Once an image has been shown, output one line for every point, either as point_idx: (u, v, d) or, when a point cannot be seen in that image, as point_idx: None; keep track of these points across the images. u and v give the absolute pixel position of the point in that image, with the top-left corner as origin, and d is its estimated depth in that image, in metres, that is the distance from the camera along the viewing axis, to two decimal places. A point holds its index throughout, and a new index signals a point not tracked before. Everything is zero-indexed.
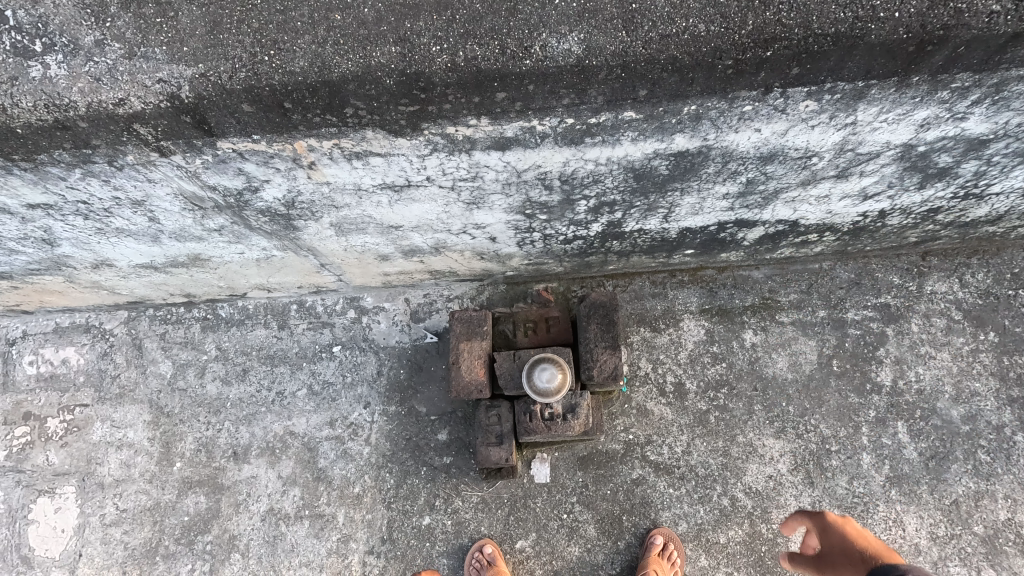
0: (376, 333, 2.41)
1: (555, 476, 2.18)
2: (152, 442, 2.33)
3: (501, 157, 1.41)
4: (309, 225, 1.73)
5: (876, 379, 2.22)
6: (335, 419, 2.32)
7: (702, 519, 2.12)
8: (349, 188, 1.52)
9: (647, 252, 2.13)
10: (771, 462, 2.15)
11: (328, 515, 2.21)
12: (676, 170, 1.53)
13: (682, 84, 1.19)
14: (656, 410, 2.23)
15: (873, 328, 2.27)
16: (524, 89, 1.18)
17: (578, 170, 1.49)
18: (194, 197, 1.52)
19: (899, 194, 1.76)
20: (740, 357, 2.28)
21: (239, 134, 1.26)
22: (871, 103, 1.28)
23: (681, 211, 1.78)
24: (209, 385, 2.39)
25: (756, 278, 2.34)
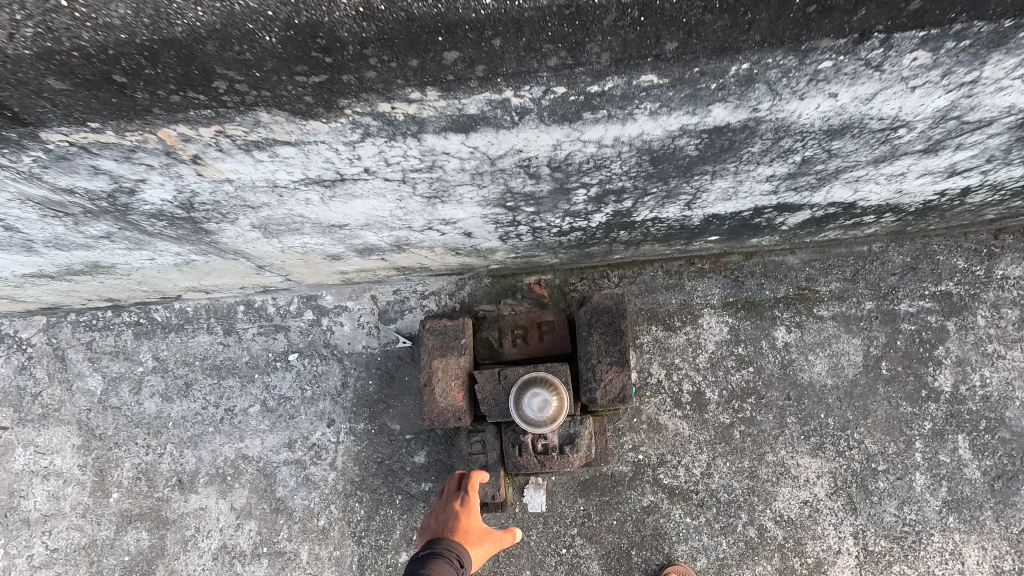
0: (339, 337, 2.04)
1: (552, 505, 1.87)
2: (85, 470, 2.01)
3: (463, 142, 0.99)
4: (224, 228, 1.33)
5: (932, 384, 1.87)
6: (295, 440, 1.99)
7: (724, 553, 1.82)
8: (261, 186, 1.11)
9: (662, 240, 1.73)
10: (806, 485, 1.83)
11: (290, 552, 1.92)
12: (709, 150, 1.11)
13: (731, 32, 0.77)
14: (670, 425, 1.89)
15: (931, 322, 1.90)
16: (487, 45, 0.76)
17: (574, 154, 1.08)
18: (50, 202, 1.12)
19: (996, 169, 1.34)
20: (771, 360, 1.91)
21: (66, 123, 0.85)
22: (1010, 52, 0.85)
23: (709, 197, 1.37)
24: (147, 402, 2.05)
25: (791, 264, 1.95)
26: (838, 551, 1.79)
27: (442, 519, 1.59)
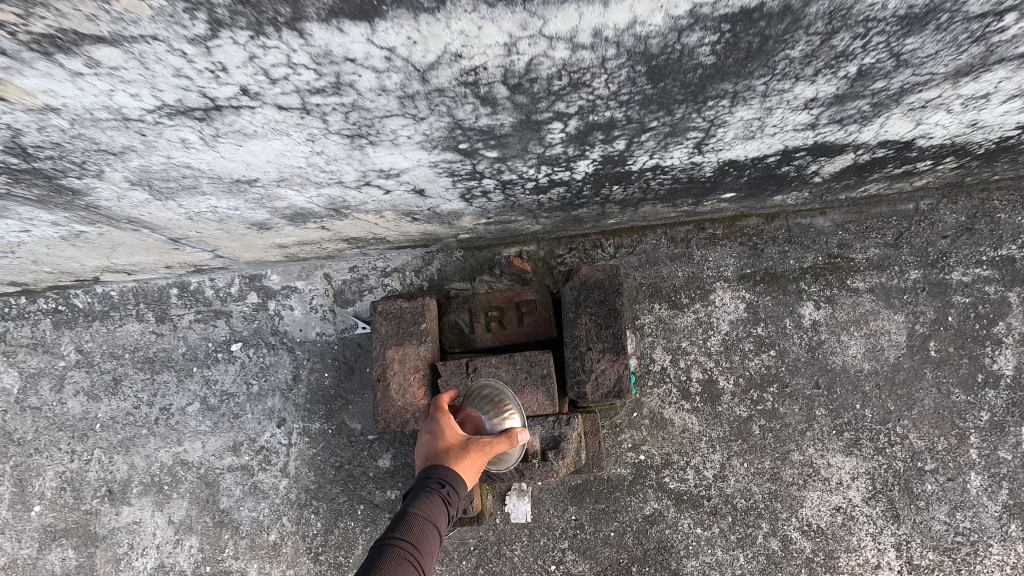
0: (288, 323, 1.74)
1: (539, 515, 1.59)
2: (2, 481, 1.75)
3: (370, 36, 0.68)
4: (95, 186, 1.03)
5: (991, 367, 1.56)
6: (239, 443, 1.71)
7: (741, 569, 1.53)
8: (105, 118, 0.80)
9: (665, 199, 1.41)
10: (839, 489, 1.54)
11: (236, 573, 1.65)
12: (729, 53, 0.78)
13: None
14: (677, 420, 1.59)
15: (990, 293, 1.58)
16: None
17: (538, 62, 0.76)
18: None
19: None
20: (796, 342, 1.61)
21: None
22: None
23: (727, 133, 1.05)
24: (71, 401, 1.77)
25: (820, 227, 1.63)
26: (877, 566, 1.51)
27: (428, 450, 1.09)
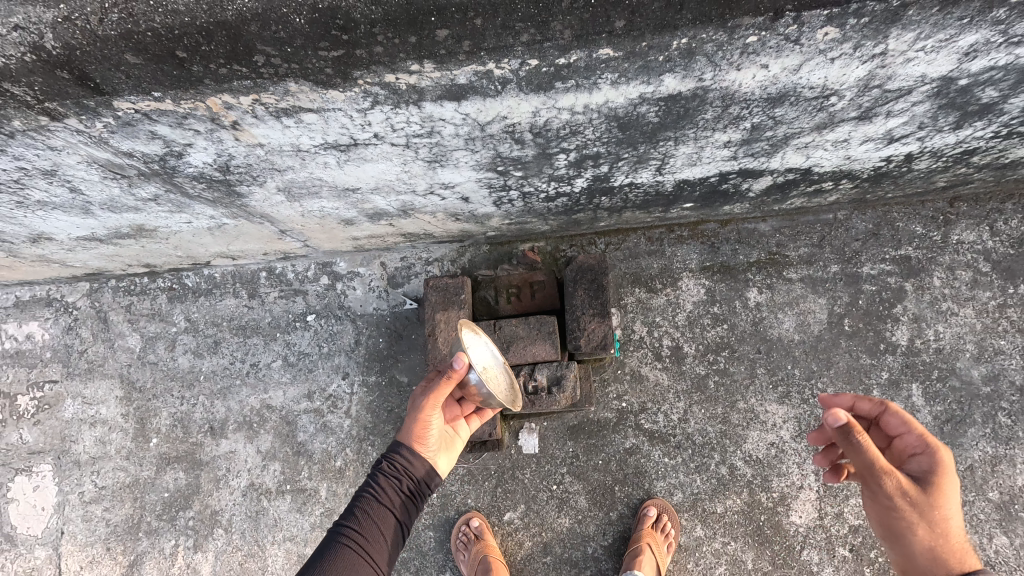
0: (352, 300, 2.24)
1: (544, 447, 2.08)
2: (127, 418, 2.25)
3: (457, 109, 1.19)
4: (254, 191, 1.54)
5: (891, 338, 2.05)
6: (313, 391, 2.20)
7: (698, 489, 2.02)
8: (286, 149, 1.31)
9: (641, 207, 1.91)
10: (774, 429, 2.03)
11: (310, 490, 2.13)
12: (667, 117, 1.29)
13: (668, 11, 0.95)
14: (651, 376, 2.08)
15: (891, 283, 2.07)
16: (470, 24, 0.95)
17: (551, 121, 1.27)
18: (113, 164, 1.33)
19: (930, 136, 1.51)
20: (743, 318, 2.10)
21: (134, 92, 1.05)
22: (907, 27, 1.02)
23: (676, 162, 1.55)
24: (181, 358, 2.27)
25: (762, 231, 2.13)
26: (802, 487, 1.99)
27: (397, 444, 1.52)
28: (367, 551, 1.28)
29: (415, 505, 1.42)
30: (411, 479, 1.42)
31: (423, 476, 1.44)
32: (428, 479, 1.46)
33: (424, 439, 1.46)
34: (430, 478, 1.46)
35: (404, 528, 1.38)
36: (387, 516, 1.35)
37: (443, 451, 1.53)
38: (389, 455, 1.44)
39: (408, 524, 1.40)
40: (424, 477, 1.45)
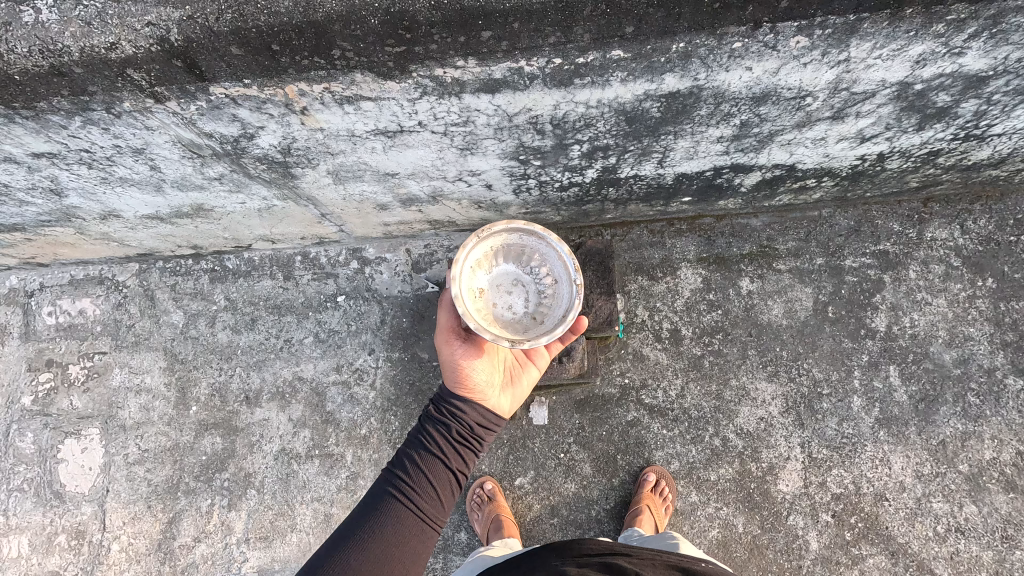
0: (378, 283, 2.44)
1: (553, 419, 2.27)
2: (169, 388, 2.45)
3: (491, 100, 1.41)
4: (306, 173, 1.76)
5: (871, 325, 2.24)
6: (341, 365, 2.40)
7: (694, 458, 2.21)
8: (342, 134, 1.54)
9: (644, 200, 2.13)
10: (763, 405, 2.22)
11: (337, 455, 2.33)
12: (668, 112, 1.52)
13: (669, 20, 1.18)
14: (651, 355, 2.27)
15: (871, 274, 2.26)
16: (509, 28, 1.17)
17: (569, 113, 1.49)
18: (192, 144, 1.55)
19: (898, 136, 1.74)
20: (736, 305, 2.29)
21: (230, 79, 1.28)
22: (864, 38, 1.25)
23: (676, 155, 1.78)
24: (220, 333, 2.47)
25: (755, 226, 2.33)
26: (788, 457, 2.19)
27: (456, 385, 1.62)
28: (417, 500, 1.40)
29: (466, 449, 1.51)
30: (459, 425, 1.51)
31: (472, 421, 1.52)
32: (479, 422, 1.54)
33: (466, 386, 1.55)
34: (481, 420, 1.54)
35: (457, 472, 1.48)
36: (436, 465, 1.45)
37: (495, 391, 1.61)
38: (440, 403, 1.55)
39: (461, 469, 1.50)
40: (473, 421, 1.53)
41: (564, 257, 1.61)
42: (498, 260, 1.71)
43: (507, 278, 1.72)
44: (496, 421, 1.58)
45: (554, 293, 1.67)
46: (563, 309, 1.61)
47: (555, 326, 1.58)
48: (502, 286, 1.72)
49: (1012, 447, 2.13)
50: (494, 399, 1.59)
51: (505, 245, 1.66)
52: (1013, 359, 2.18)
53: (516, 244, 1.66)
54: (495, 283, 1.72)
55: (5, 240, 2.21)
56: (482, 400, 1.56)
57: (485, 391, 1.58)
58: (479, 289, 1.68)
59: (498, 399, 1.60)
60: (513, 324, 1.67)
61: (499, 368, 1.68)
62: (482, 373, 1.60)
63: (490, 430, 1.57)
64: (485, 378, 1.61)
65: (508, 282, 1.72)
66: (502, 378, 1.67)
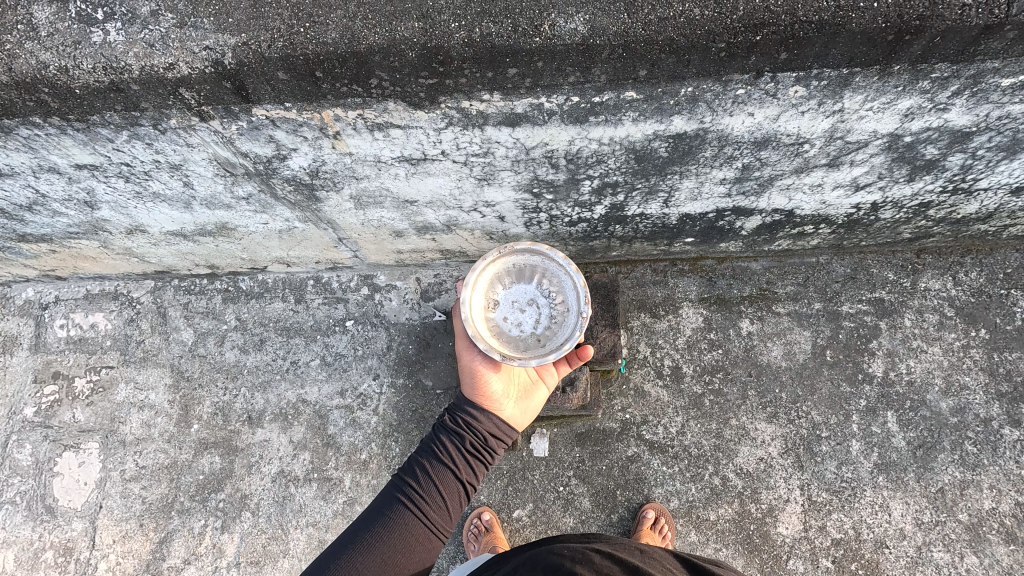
0: (387, 310, 2.46)
1: (553, 451, 2.28)
2: (172, 405, 2.46)
3: (511, 133, 1.51)
4: (330, 196, 1.86)
5: (867, 370, 2.28)
6: (346, 389, 2.40)
7: (693, 496, 2.21)
8: (369, 159, 1.64)
9: (649, 238, 2.21)
10: (762, 445, 2.24)
11: (335, 479, 2.33)
12: (675, 153, 1.62)
13: (679, 65, 1.29)
14: (653, 391, 2.30)
15: (867, 321, 2.31)
16: (534, 66, 1.29)
17: (583, 149, 1.60)
18: (227, 162, 1.66)
19: (890, 186, 1.84)
20: (736, 345, 2.33)
21: (272, 101, 1.40)
22: (856, 90, 1.37)
23: (681, 195, 1.88)
24: (228, 352, 2.49)
25: (754, 269, 2.39)
26: (788, 500, 2.19)
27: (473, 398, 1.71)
28: (425, 507, 1.52)
29: (477, 459, 1.61)
30: (472, 436, 1.61)
31: (485, 431, 1.62)
32: (491, 432, 1.63)
33: (483, 396, 1.66)
34: (494, 430, 1.63)
35: (466, 482, 1.59)
36: (447, 474, 1.56)
37: (509, 402, 1.70)
38: (457, 411, 1.64)
39: (470, 478, 1.60)
40: (486, 432, 1.62)
41: (579, 287, 1.69)
42: (520, 277, 1.78)
43: (524, 296, 1.78)
44: (509, 431, 1.67)
45: (563, 319, 1.73)
46: (565, 336, 1.68)
47: (554, 350, 1.66)
48: (517, 302, 1.77)
49: (1012, 498, 2.13)
50: (508, 409, 1.68)
51: (528, 265, 1.76)
52: (1009, 410, 2.20)
53: (538, 267, 1.76)
54: (512, 298, 1.78)
55: (31, 251, 2.30)
56: (497, 410, 1.66)
57: (500, 402, 1.68)
58: (495, 299, 1.77)
59: (511, 410, 1.69)
60: (517, 341, 1.74)
61: (515, 382, 1.75)
62: (499, 383, 1.70)
63: (502, 440, 1.67)
64: (501, 389, 1.70)
65: (524, 300, 1.77)
66: (517, 392, 1.74)
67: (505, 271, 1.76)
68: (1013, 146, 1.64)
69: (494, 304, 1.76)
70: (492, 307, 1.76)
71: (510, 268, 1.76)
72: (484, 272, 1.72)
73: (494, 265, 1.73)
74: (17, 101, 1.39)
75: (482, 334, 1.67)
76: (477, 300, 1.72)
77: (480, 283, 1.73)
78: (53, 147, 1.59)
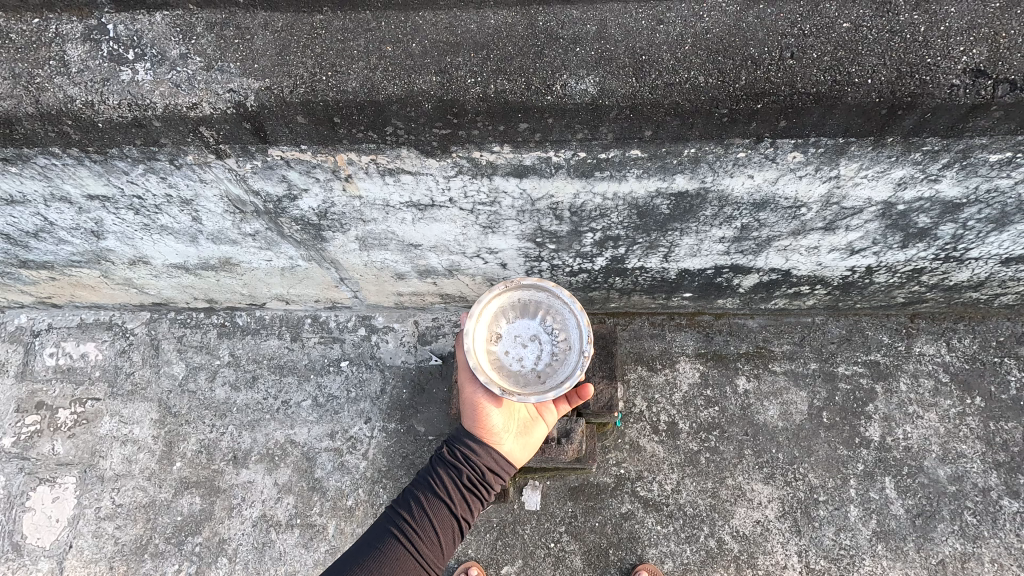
0: (383, 352, 2.44)
1: (545, 505, 2.22)
2: (156, 440, 2.40)
3: (518, 184, 1.56)
4: (336, 237, 1.88)
5: (864, 433, 2.25)
6: (336, 431, 2.35)
7: (688, 559, 2.14)
8: (377, 203, 1.67)
9: (647, 292, 2.23)
10: (759, 507, 2.19)
11: (319, 526, 2.24)
12: (677, 210, 1.67)
13: (683, 128, 1.35)
14: (648, 447, 2.26)
15: (863, 383, 2.31)
16: (544, 122, 1.34)
17: (587, 202, 1.64)
18: (238, 199, 1.69)
19: (884, 252, 1.89)
20: (733, 402, 2.31)
21: (289, 143, 1.44)
22: (852, 159, 1.43)
23: (680, 251, 1.92)
24: (219, 389, 2.44)
25: (750, 327, 2.41)
26: (785, 566, 2.13)
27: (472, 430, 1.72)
28: (417, 542, 1.50)
29: (473, 495, 1.61)
30: (470, 469, 1.62)
31: (483, 465, 1.63)
32: (489, 466, 1.64)
33: (483, 429, 1.69)
34: (492, 464, 1.64)
35: (461, 517, 1.59)
36: (442, 509, 1.56)
37: (509, 436, 1.72)
38: (455, 444, 1.66)
39: (465, 514, 1.60)
40: (484, 465, 1.63)
41: (582, 325, 1.68)
42: (524, 312, 1.80)
43: (526, 332, 1.79)
44: (506, 466, 1.68)
45: (564, 357, 1.73)
46: (565, 375, 1.68)
47: (553, 387, 1.65)
48: (520, 337, 1.79)
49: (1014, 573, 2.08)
50: (507, 444, 1.70)
51: (533, 301, 1.78)
52: (1007, 480, 2.17)
53: (543, 303, 1.77)
54: (514, 333, 1.79)
55: (30, 277, 2.29)
56: (496, 444, 1.68)
57: (500, 436, 1.71)
58: (498, 332, 1.77)
59: (510, 445, 1.71)
60: (517, 376, 1.73)
61: (515, 418, 1.77)
62: (500, 417, 1.72)
63: (499, 475, 1.68)
64: (501, 423, 1.73)
65: (526, 336, 1.78)
66: (517, 427, 1.76)
67: (510, 305, 1.77)
68: (1002, 218, 1.70)
69: (497, 337, 1.77)
70: (495, 340, 1.76)
71: (514, 303, 1.78)
72: (489, 305, 1.72)
73: (499, 298, 1.73)
74: (40, 132, 1.43)
75: (483, 366, 1.66)
76: (481, 332, 1.71)
77: (485, 316, 1.72)
78: (68, 177, 1.63)
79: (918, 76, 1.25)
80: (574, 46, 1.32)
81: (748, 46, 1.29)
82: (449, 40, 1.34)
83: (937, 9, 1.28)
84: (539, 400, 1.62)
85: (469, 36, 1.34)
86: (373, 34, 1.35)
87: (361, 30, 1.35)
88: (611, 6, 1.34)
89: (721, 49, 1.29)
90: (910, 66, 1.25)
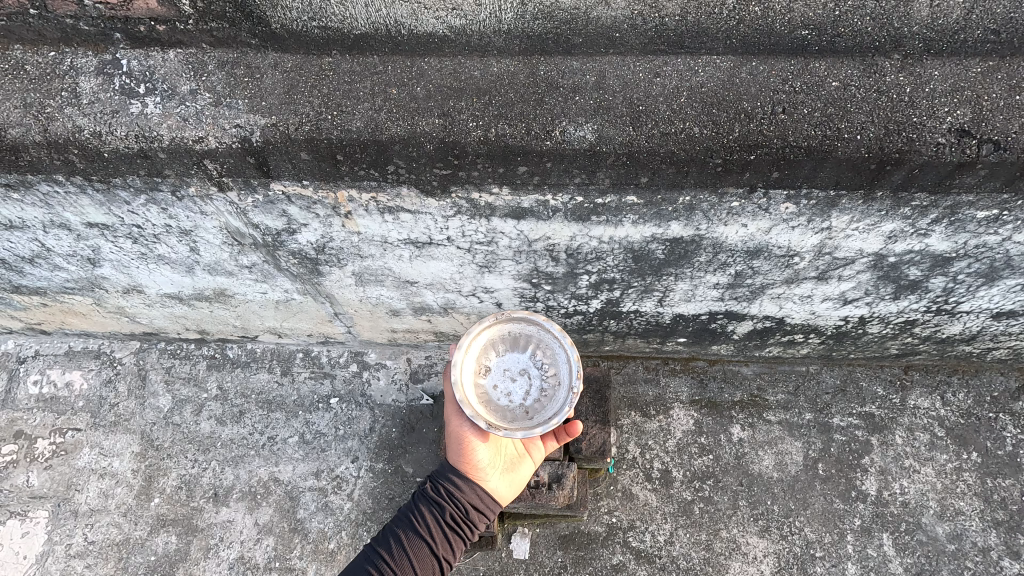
0: (374, 389, 2.41)
1: (534, 553, 2.15)
2: (135, 474, 2.34)
3: (516, 225, 1.58)
4: (333, 272, 1.89)
5: (861, 487, 2.21)
6: (321, 470, 2.28)
7: None
8: (375, 240, 1.69)
9: (642, 336, 2.23)
10: (754, 561, 2.13)
11: (298, 569, 2.16)
12: (671, 255, 1.69)
13: (678, 175, 1.38)
14: (640, 495, 2.21)
15: (858, 435, 2.28)
16: (543, 166, 1.37)
17: (583, 246, 1.66)
18: (237, 232, 1.70)
19: (876, 302, 1.90)
20: (727, 451, 2.27)
21: (291, 178, 1.47)
22: (843, 212, 1.46)
23: (674, 296, 1.93)
24: (204, 423, 2.39)
25: (745, 374, 2.40)
26: None
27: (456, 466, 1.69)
28: None
29: (454, 533, 1.58)
30: (453, 507, 1.59)
31: (466, 503, 1.60)
32: (473, 503, 1.61)
33: (469, 465, 1.66)
34: (476, 501, 1.61)
35: (442, 557, 1.56)
36: (422, 548, 1.53)
37: (495, 474, 1.70)
38: (439, 479, 1.64)
39: (446, 553, 1.57)
40: (468, 502, 1.60)
41: (572, 361, 1.67)
42: (513, 346, 1.78)
43: (516, 365, 1.77)
44: (491, 505, 1.65)
45: (552, 393, 1.70)
46: (554, 411, 1.65)
47: (540, 424, 1.61)
48: (509, 371, 1.77)
49: None
50: (491, 481, 1.68)
51: (523, 334, 1.76)
52: (1007, 540, 2.12)
53: (533, 337, 1.75)
54: (503, 366, 1.77)
55: (21, 302, 2.28)
56: (480, 481, 1.65)
57: (486, 472, 1.68)
58: (486, 365, 1.76)
59: (495, 483, 1.68)
60: (504, 411, 1.71)
61: (503, 454, 1.75)
62: (486, 452, 1.69)
63: (484, 514, 1.64)
64: (487, 458, 1.70)
65: (516, 370, 1.76)
66: (503, 465, 1.73)
67: (500, 337, 1.76)
68: (991, 273, 1.72)
69: (486, 370, 1.75)
70: (483, 373, 1.75)
71: (505, 336, 1.76)
72: (478, 337, 1.71)
73: (489, 330, 1.73)
74: (45, 159, 1.45)
75: (470, 400, 1.64)
76: (469, 364, 1.70)
77: (474, 347, 1.71)
78: (69, 205, 1.64)
79: (905, 134, 1.30)
80: (574, 94, 1.36)
81: (742, 100, 1.34)
82: (452, 85, 1.38)
83: (921, 71, 1.34)
84: (526, 436, 1.60)
85: (472, 82, 1.38)
86: (379, 77, 1.39)
87: (368, 73, 1.40)
88: (609, 59, 1.39)
89: (716, 102, 1.34)
90: (897, 124, 1.30)
